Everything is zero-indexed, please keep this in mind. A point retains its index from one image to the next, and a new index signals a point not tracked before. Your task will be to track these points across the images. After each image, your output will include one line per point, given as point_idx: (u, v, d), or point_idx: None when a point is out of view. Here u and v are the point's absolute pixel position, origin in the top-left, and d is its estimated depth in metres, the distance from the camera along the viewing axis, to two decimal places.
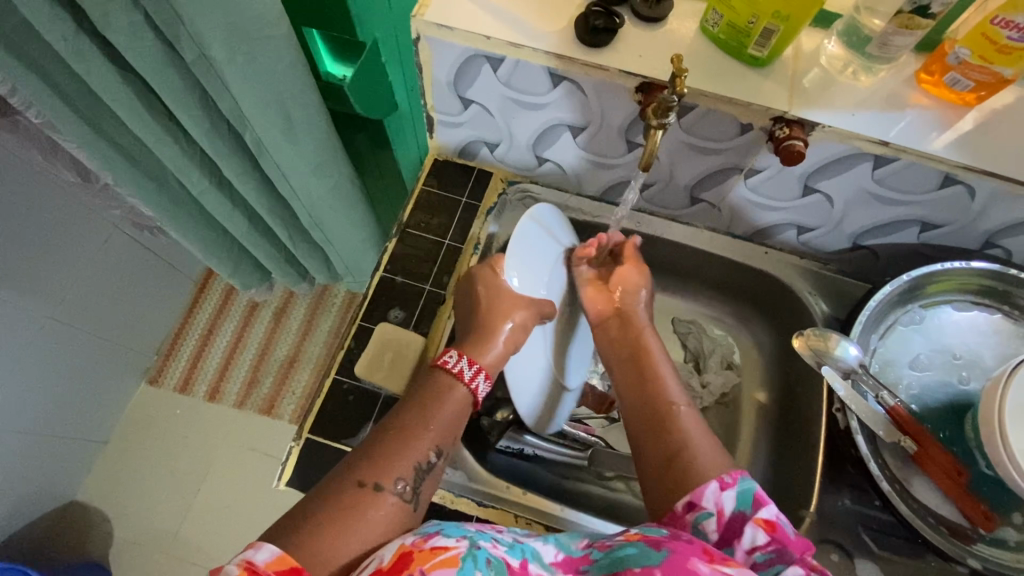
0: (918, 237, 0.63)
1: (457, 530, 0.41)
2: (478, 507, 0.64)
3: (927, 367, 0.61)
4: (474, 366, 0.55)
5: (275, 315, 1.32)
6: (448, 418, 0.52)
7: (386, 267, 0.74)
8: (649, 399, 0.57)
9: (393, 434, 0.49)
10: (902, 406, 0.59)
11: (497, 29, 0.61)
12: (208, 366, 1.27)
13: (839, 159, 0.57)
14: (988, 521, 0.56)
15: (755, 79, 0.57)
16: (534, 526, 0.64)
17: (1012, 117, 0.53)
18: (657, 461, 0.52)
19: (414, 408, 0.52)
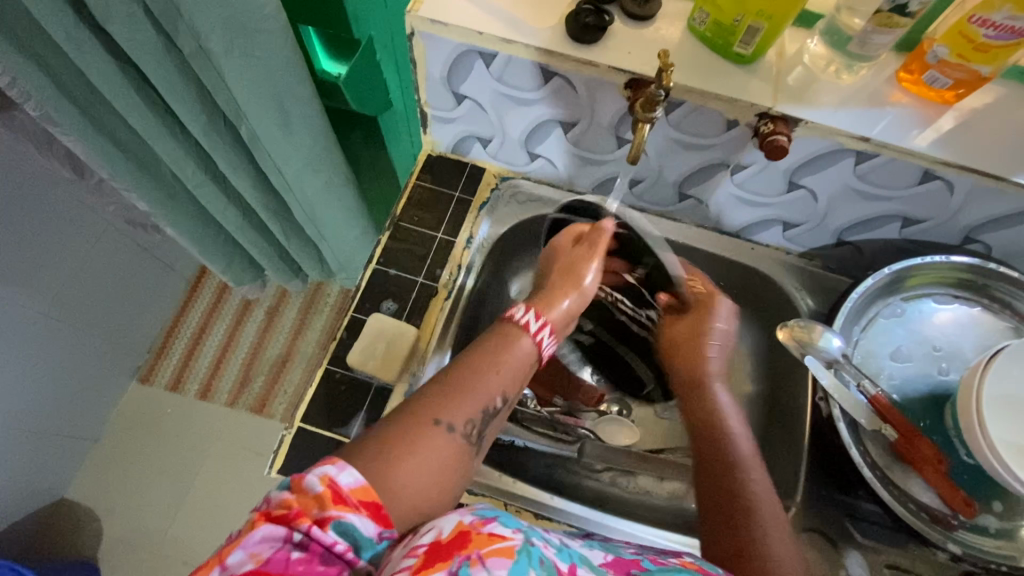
0: (900, 231, 0.71)
1: (512, 522, 0.43)
2: (469, 494, 0.71)
3: (907, 358, 0.64)
4: (540, 319, 0.58)
5: (269, 313, 1.66)
6: (517, 369, 0.55)
7: (379, 259, 0.77)
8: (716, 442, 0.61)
9: (466, 375, 0.53)
10: (882, 394, 0.60)
11: (489, 25, 0.62)
12: (227, 371, 1.59)
13: (822, 155, 0.63)
14: (970, 509, 0.57)
15: (742, 75, 0.61)
16: (523, 514, 0.71)
17: (983, 116, 0.61)
18: (725, 516, 0.55)
19: (485, 354, 0.54)
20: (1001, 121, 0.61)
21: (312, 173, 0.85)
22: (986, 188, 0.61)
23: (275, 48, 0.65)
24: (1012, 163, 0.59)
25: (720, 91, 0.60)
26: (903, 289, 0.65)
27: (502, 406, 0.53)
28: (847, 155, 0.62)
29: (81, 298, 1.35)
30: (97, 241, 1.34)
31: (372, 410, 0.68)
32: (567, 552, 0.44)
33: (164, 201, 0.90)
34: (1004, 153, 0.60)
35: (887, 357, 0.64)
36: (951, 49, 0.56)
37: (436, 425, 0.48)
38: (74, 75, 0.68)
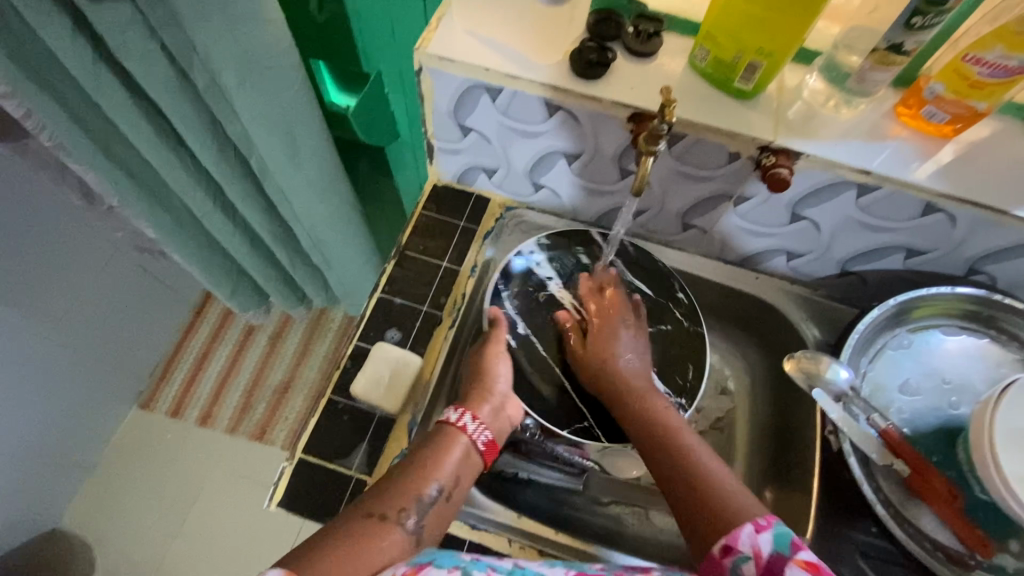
0: (904, 262, 0.71)
1: (449, 562, 0.49)
2: (470, 530, 0.70)
3: (916, 390, 0.63)
4: (460, 409, 0.62)
5: (272, 339, 1.66)
6: (454, 464, 0.59)
7: (384, 288, 0.77)
8: (647, 425, 0.61)
9: (403, 474, 0.57)
10: (893, 429, 0.59)
11: (495, 61, 0.64)
12: (227, 403, 1.58)
13: (825, 188, 0.64)
14: (987, 549, 0.55)
15: (743, 109, 0.62)
16: (525, 549, 0.70)
17: (982, 149, 0.62)
18: (668, 471, 0.57)
19: (423, 451, 0.59)
20: (999, 155, 0.62)
21: (320, 203, 0.86)
22: (987, 220, 0.61)
23: (286, 84, 0.67)
24: (1011, 196, 0.60)
25: (721, 125, 0.61)
26: (909, 320, 0.65)
27: (443, 498, 0.57)
28: (848, 188, 0.63)
29: (85, 322, 1.36)
30: (104, 266, 1.35)
31: (375, 441, 0.67)
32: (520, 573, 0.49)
33: (171, 229, 0.91)
34: (1006, 185, 0.60)
35: (896, 390, 0.63)
36: (947, 86, 0.57)
37: (374, 517, 0.52)
38: (90, 107, 0.70)
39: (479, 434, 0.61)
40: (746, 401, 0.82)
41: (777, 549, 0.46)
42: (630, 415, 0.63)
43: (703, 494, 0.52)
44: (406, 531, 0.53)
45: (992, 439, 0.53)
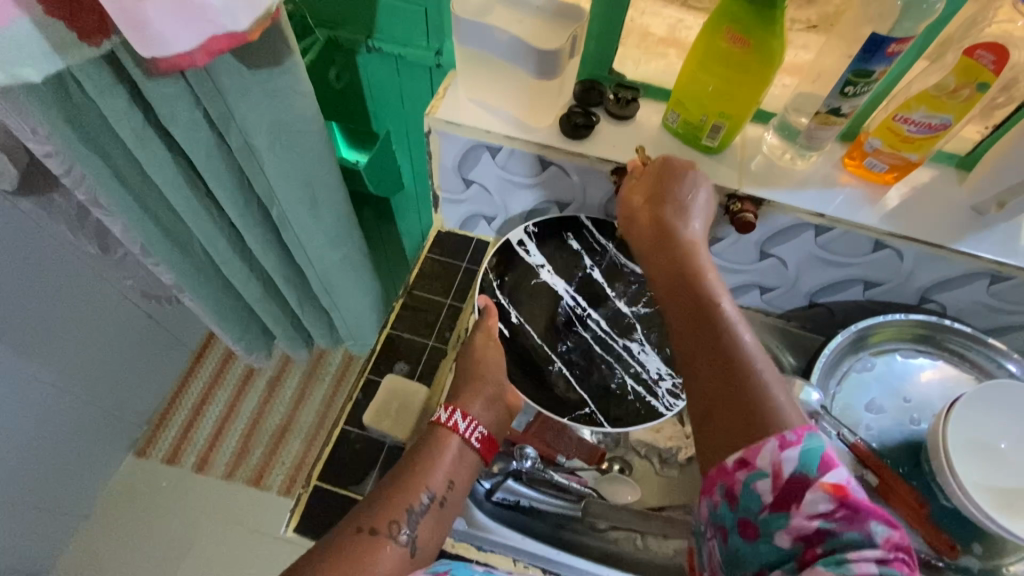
0: (863, 293, 0.79)
1: (462, 573, 0.53)
2: (477, 551, 0.74)
3: (881, 408, 0.69)
4: (451, 408, 0.66)
5: (272, 382, 1.69)
6: (445, 468, 0.63)
7: (392, 325, 0.84)
8: (693, 292, 0.58)
9: (398, 481, 0.61)
10: (862, 444, 0.65)
11: (495, 125, 0.73)
12: (226, 446, 1.59)
13: (787, 229, 0.73)
14: (953, 550, 0.60)
15: (711, 162, 0.72)
16: (532, 570, 0.73)
17: (920, 193, 0.71)
18: (704, 360, 0.54)
19: (415, 459, 0.63)
20: (935, 198, 0.71)
21: (334, 249, 0.93)
22: (929, 255, 0.70)
23: (311, 145, 0.76)
24: (947, 233, 0.69)
25: None
26: (870, 345, 0.72)
27: (434, 501, 0.61)
28: (807, 229, 0.72)
29: (91, 366, 1.39)
30: (113, 312, 1.40)
31: (385, 469, 0.71)
32: None
33: (191, 274, 0.98)
34: (942, 224, 0.69)
35: (863, 409, 0.69)
36: (883, 141, 0.67)
37: (370, 530, 0.57)
38: (129, 166, 0.77)
39: (471, 430, 0.65)
40: None
41: (801, 470, 0.45)
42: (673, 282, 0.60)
43: (715, 370, 0.52)
44: (401, 541, 0.57)
45: (944, 447, 0.60)
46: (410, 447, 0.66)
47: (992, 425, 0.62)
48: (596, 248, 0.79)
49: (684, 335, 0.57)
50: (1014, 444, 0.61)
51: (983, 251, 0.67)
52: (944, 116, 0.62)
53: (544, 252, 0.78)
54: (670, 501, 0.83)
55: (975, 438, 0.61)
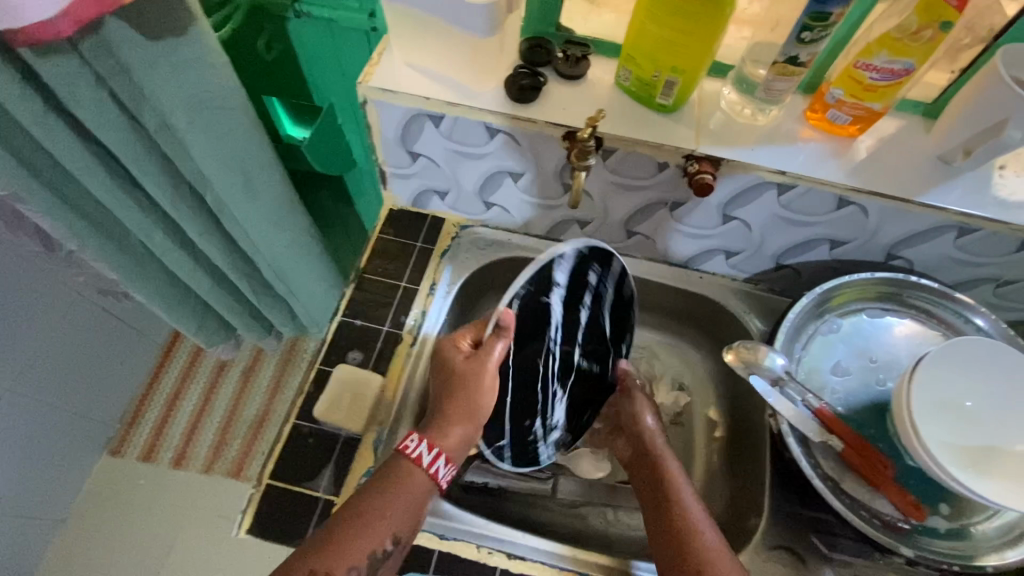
0: (829, 252, 0.76)
1: None
2: (439, 541, 0.68)
3: (847, 370, 0.68)
4: (434, 451, 0.60)
5: (245, 373, 1.65)
6: (410, 505, 0.59)
7: (344, 312, 0.80)
8: (660, 497, 0.65)
9: (358, 516, 0.57)
10: (827, 408, 0.64)
11: (435, 91, 0.68)
12: (202, 441, 1.55)
13: (749, 189, 0.69)
14: (919, 511, 0.59)
15: (667, 122, 0.68)
16: (495, 555, 0.68)
17: (885, 144, 0.68)
18: (662, 540, 0.60)
19: (384, 498, 0.58)
20: (900, 148, 0.68)
21: (278, 232, 0.88)
22: (895, 211, 0.67)
23: (237, 122, 0.70)
24: (913, 185, 0.66)
25: (649, 138, 0.66)
26: (835, 306, 0.70)
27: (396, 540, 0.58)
28: (769, 189, 0.68)
29: (49, 368, 1.33)
30: (67, 311, 1.33)
31: (340, 463, 0.68)
32: None
33: (132, 269, 0.92)
34: (907, 176, 0.66)
35: (828, 372, 0.68)
36: (845, 90, 0.63)
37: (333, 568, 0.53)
38: (40, 154, 0.71)
39: (443, 472, 0.60)
40: (702, 394, 0.90)
41: None
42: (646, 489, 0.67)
43: (675, 536, 0.59)
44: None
45: (906, 408, 0.58)
46: (377, 477, 0.60)
47: (953, 384, 0.60)
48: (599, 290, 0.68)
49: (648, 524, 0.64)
50: (977, 401, 0.60)
51: (949, 203, 0.65)
52: (907, 60, 0.58)
53: (569, 270, 0.60)
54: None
55: (937, 398, 0.60)
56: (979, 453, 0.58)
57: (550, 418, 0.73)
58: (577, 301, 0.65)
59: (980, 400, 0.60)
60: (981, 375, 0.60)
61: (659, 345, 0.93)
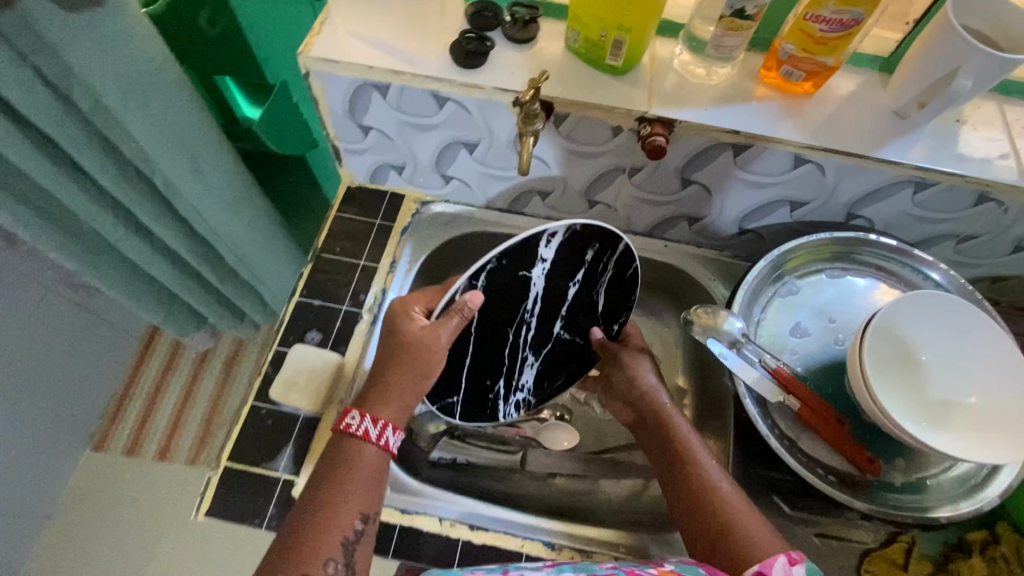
0: (790, 214, 0.75)
1: None
2: (402, 516, 0.67)
3: (807, 330, 0.67)
4: (378, 423, 0.58)
5: (226, 364, 1.64)
6: (367, 477, 0.56)
7: (303, 292, 0.78)
8: (673, 458, 0.62)
9: (321, 510, 0.53)
10: (783, 367, 0.64)
11: (378, 59, 0.66)
12: (186, 433, 1.55)
13: (705, 151, 0.68)
14: (873, 465, 0.60)
15: (618, 84, 0.66)
16: (457, 527, 0.66)
17: (840, 100, 0.67)
18: (686, 500, 0.58)
19: (339, 478, 0.55)
20: (856, 104, 0.67)
21: (235, 216, 0.87)
22: (853, 168, 0.66)
23: (175, 101, 0.69)
24: (868, 140, 0.65)
25: (601, 102, 0.65)
26: (793, 268, 0.70)
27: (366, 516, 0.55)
28: (725, 150, 0.67)
29: (20, 363, 1.30)
30: (36, 305, 1.30)
31: (300, 442, 0.68)
32: None
33: (89, 259, 0.90)
34: (863, 132, 0.65)
35: (788, 334, 0.67)
36: (797, 44, 0.61)
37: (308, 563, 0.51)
38: None
39: (388, 436, 0.58)
40: (672, 363, 0.89)
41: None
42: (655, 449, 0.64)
43: (700, 496, 0.57)
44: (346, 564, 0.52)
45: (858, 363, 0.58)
46: (328, 462, 0.57)
47: (905, 336, 0.60)
48: (594, 269, 0.66)
49: (666, 486, 0.61)
50: (931, 353, 0.60)
51: (904, 158, 0.64)
52: (856, 10, 0.56)
53: (554, 250, 0.61)
54: (615, 444, 0.83)
55: (891, 352, 0.60)
56: (936, 404, 0.58)
57: (515, 381, 0.72)
58: (562, 275, 0.64)
59: (934, 351, 0.60)
60: (932, 325, 0.60)
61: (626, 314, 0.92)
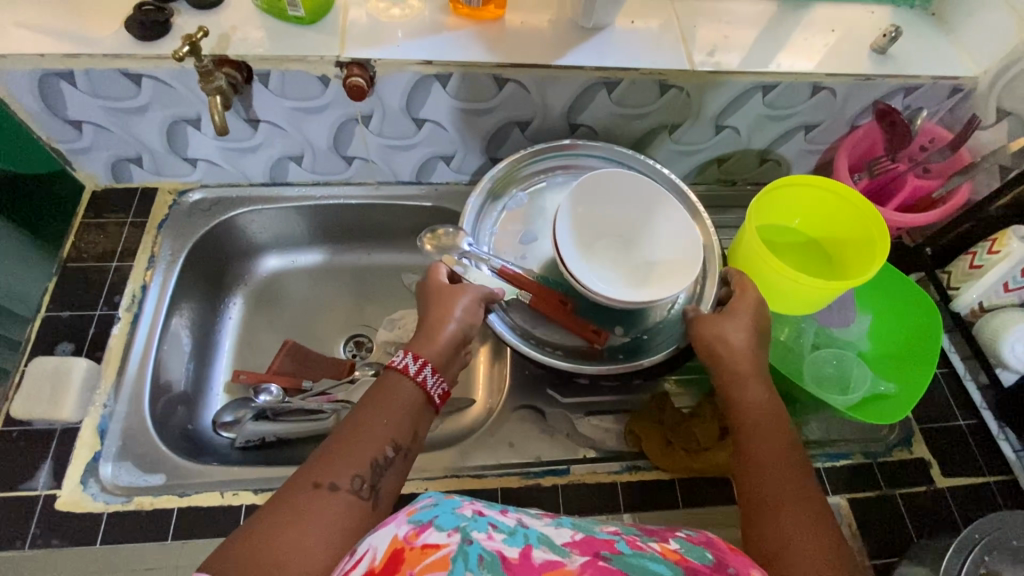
0: (524, 135, 0.80)
1: (449, 520, 0.40)
2: (182, 498, 0.64)
3: (536, 236, 0.79)
4: (418, 359, 0.59)
5: None
6: (400, 411, 0.56)
7: (47, 306, 0.74)
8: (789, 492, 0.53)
9: (380, 409, 0.55)
10: (508, 266, 0.72)
11: (49, 46, 0.63)
12: None
13: (415, 86, 0.71)
14: (599, 334, 0.72)
15: (310, 34, 0.68)
16: (241, 494, 0.64)
17: (521, 22, 0.72)
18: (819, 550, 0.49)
19: (359, 447, 0.52)
20: (534, 17, 0.73)
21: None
22: (547, 81, 0.72)
23: None
24: (551, 51, 0.70)
25: (291, 54, 0.66)
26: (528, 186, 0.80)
27: (366, 484, 0.51)
28: (434, 81, 0.70)
29: None
30: None
31: (59, 456, 0.65)
32: (522, 534, 0.41)
33: None
34: (546, 45, 0.71)
35: (520, 243, 0.78)
36: None
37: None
38: None
39: (424, 372, 0.59)
40: None
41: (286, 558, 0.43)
42: (769, 471, 0.55)
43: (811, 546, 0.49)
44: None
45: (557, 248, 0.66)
46: (371, 396, 0.57)
47: (598, 214, 0.72)
48: None
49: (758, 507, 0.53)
50: (625, 224, 0.73)
51: (588, 61, 0.70)
52: None
53: None
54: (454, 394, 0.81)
55: (589, 229, 0.72)
56: (607, 262, 0.72)
57: None
58: None
59: (628, 228, 0.73)
60: (633, 204, 0.72)
61: (418, 270, 0.94)
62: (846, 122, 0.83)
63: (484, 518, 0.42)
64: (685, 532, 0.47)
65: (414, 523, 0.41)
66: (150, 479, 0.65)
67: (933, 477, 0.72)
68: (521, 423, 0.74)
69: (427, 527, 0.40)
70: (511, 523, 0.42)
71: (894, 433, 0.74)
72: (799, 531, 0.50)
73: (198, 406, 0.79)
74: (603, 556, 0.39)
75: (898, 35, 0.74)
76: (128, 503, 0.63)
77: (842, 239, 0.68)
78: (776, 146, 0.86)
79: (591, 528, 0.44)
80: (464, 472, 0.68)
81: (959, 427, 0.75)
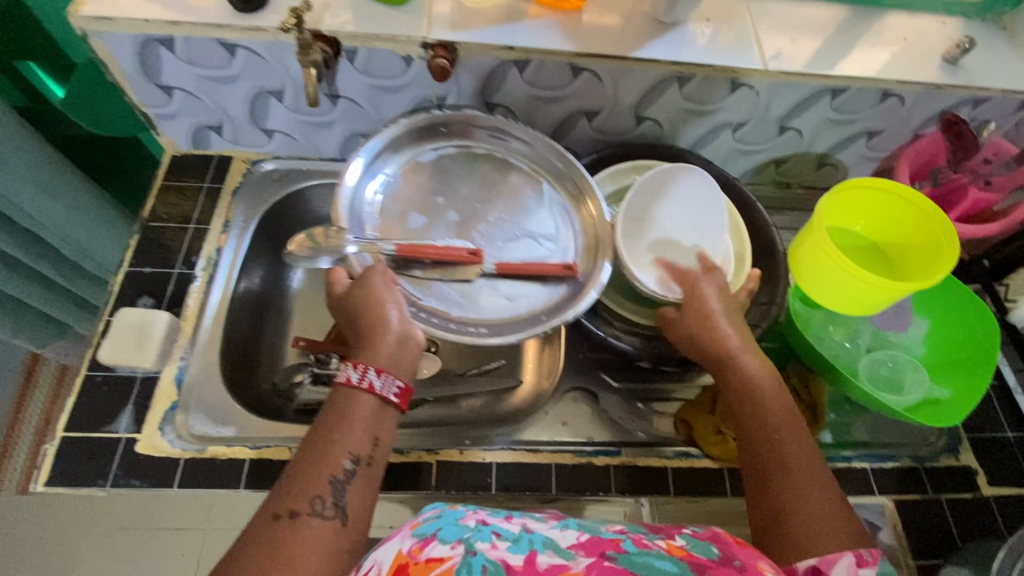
0: (591, 124, 0.82)
1: (453, 534, 0.43)
2: (252, 451, 0.67)
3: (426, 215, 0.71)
4: (359, 366, 0.55)
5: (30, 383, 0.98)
6: (353, 423, 0.53)
7: (130, 262, 0.77)
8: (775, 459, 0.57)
9: (327, 428, 0.53)
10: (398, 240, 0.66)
11: (154, 12, 0.66)
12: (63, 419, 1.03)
13: (494, 70, 0.73)
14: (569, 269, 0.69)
15: (399, 14, 0.70)
16: None
17: (600, 13, 0.74)
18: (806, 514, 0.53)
19: (311, 471, 0.50)
20: (612, 9, 0.75)
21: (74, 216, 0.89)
22: (622, 73, 0.73)
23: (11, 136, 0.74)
24: (630, 43, 0.72)
25: (381, 32, 0.69)
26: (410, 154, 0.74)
27: (331, 506, 0.49)
28: (513, 66, 0.73)
29: None
30: None
31: (140, 402, 0.68)
32: (526, 540, 0.43)
33: None
34: (625, 36, 0.73)
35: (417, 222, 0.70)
36: None
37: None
38: None
39: (369, 377, 0.55)
40: None
41: None
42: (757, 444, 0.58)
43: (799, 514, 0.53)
44: None
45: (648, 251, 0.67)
46: (318, 418, 0.54)
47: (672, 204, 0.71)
48: None
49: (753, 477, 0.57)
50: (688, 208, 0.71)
51: (665, 54, 0.72)
52: None
53: None
54: (504, 373, 0.84)
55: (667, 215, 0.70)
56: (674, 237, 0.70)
57: None
58: None
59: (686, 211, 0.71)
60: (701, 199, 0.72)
61: None
62: (909, 131, 0.84)
63: (488, 527, 0.44)
64: (690, 529, 0.48)
65: (417, 537, 0.44)
66: (222, 430, 0.69)
67: (979, 485, 0.72)
68: (573, 404, 0.76)
69: (430, 541, 0.42)
70: (515, 529, 0.45)
71: (943, 437, 0.75)
72: (806, 500, 0.54)
73: (262, 367, 0.82)
74: (608, 556, 0.41)
75: (970, 46, 0.75)
76: (202, 451, 0.66)
77: (904, 243, 0.69)
78: (836, 151, 0.87)
79: (598, 528, 0.46)
80: (519, 446, 0.70)
81: (1008, 438, 0.75)
